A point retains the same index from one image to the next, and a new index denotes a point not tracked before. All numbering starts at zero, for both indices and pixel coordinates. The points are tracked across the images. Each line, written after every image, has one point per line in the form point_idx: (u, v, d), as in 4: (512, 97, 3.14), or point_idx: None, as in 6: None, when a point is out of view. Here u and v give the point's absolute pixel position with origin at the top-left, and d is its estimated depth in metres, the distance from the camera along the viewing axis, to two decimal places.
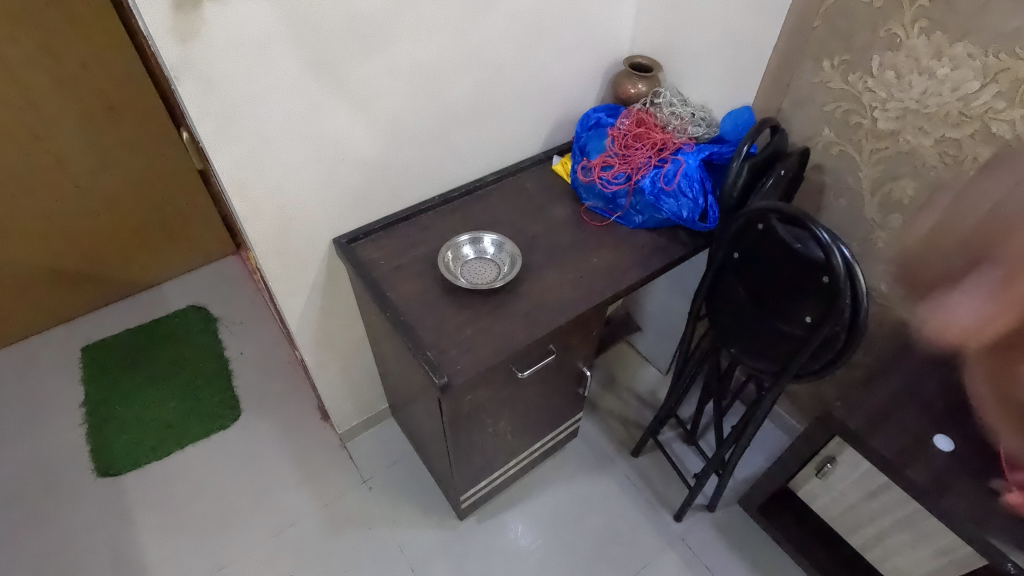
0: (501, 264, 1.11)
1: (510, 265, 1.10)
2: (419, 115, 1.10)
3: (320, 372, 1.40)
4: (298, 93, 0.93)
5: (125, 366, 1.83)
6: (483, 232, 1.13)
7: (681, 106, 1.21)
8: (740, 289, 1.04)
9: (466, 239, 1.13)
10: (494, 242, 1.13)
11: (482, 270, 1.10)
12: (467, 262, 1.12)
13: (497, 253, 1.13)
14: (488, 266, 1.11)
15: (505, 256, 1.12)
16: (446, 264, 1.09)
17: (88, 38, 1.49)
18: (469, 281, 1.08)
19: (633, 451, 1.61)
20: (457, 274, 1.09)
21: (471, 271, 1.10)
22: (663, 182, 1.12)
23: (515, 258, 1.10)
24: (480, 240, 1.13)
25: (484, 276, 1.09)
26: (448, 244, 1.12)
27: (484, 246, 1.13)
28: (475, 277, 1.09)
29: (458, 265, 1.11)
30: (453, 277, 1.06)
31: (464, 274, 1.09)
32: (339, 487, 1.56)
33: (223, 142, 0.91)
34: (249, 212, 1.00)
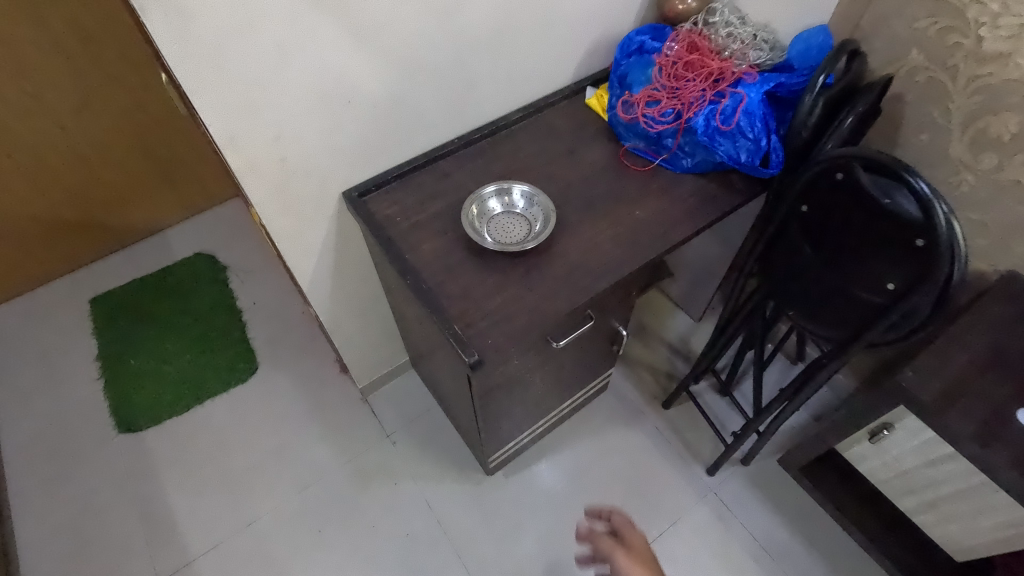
0: (532, 219, 0.98)
1: (543, 221, 0.97)
2: (436, 45, 0.94)
3: (337, 330, 1.32)
4: (294, 23, 0.78)
5: (137, 318, 1.77)
6: (511, 182, 1.00)
7: (739, 26, 1.03)
8: (804, 247, 0.92)
9: (493, 190, 1.00)
10: (524, 194, 1.00)
11: (511, 227, 0.98)
12: (493, 218, 0.99)
13: (527, 207, 0.99)
14: (518, 222, 0.98)
15: (536, 211, 0.99)
16: (470, 221, 0.96)
17: None
18: (497, 240, 0.96)
19: (664, 403, 1.55)
20: (483, 232, 0.96)
21: (498, 229, 0.98)
22: (720, 121, 0.96)
23: (548, 214, 0.97)
24: (508, 191, 1.00)
25: (514, 235, 0.97)
26: (471, 197, 0.99)
27: (513, 199, 1.00)
28: (502, 236, 0.97)
29: (483, 221, 0.98)
30: (479, 237, 0.94)
31: (491, 232, 0.97)
32: (362, 441, 1.53)
33: (208, 86, 0.77)
34: (245, 167, 0.88)
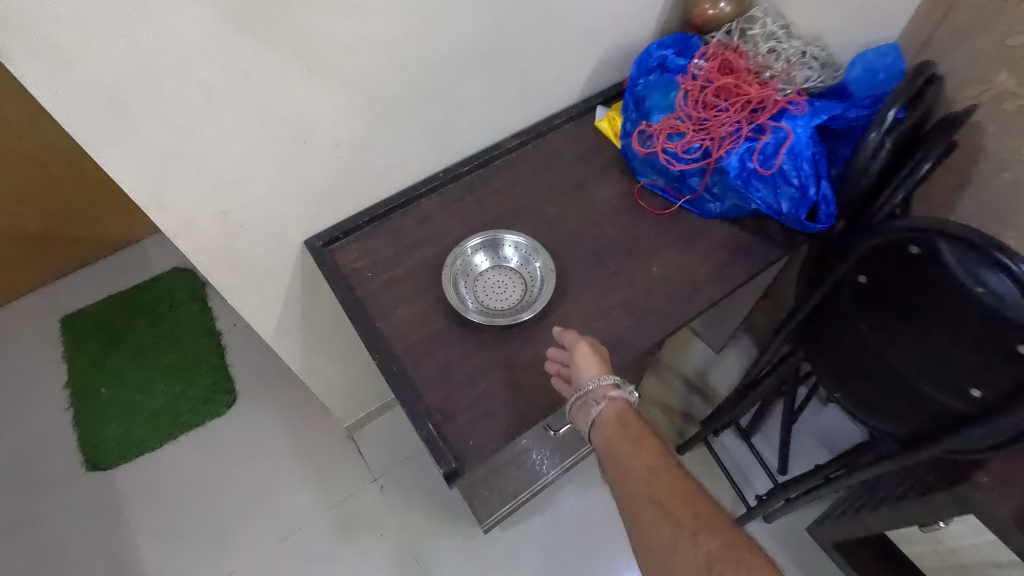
0: (527, 278, 0.82)
1: (539, 282, 0.82)
2: (409, 72, 0.77)
3: (313, 377, 1.17)
4: (219, 58, 0.61)
5: (109, 341, 1.64)
6: (501, 232, 0.83)
7: (784, 40, 0.85)
8: (859, 325, 0.75)
9: (479, 242, 0.83)
10: (517, 248, 0.84)
11: (501, 287, 0.82)
12: (480, 277, 0.83)
13: (521, 264, 0.83)
14: (510, 281, 0.82)
15: (532, 267, 0.83)
16: (451, 283, 0.80)
17: None
18: (484, 308, 0.80)
19: (678, 448, 1.38)
20: (466, 296, 0.80)
21: (485, 291, 0.82)
22: (758, 163, 0.79)
23: (546, 274, 0.81)
24: (498, 242, 0.84)
25: (505, 299, 0.81)
26: (453, 252, 0.82)
27: (503, 252, 0.84)
28: (490, 300, 0.81)
29: (467, 282, 0.82)
30: (462, 307, 0.78)
31: (476, 296, 0.81)
32: (347, 486, 1.40)
33: (114, 140, 0.60)
34: (178, 226, 0.72)
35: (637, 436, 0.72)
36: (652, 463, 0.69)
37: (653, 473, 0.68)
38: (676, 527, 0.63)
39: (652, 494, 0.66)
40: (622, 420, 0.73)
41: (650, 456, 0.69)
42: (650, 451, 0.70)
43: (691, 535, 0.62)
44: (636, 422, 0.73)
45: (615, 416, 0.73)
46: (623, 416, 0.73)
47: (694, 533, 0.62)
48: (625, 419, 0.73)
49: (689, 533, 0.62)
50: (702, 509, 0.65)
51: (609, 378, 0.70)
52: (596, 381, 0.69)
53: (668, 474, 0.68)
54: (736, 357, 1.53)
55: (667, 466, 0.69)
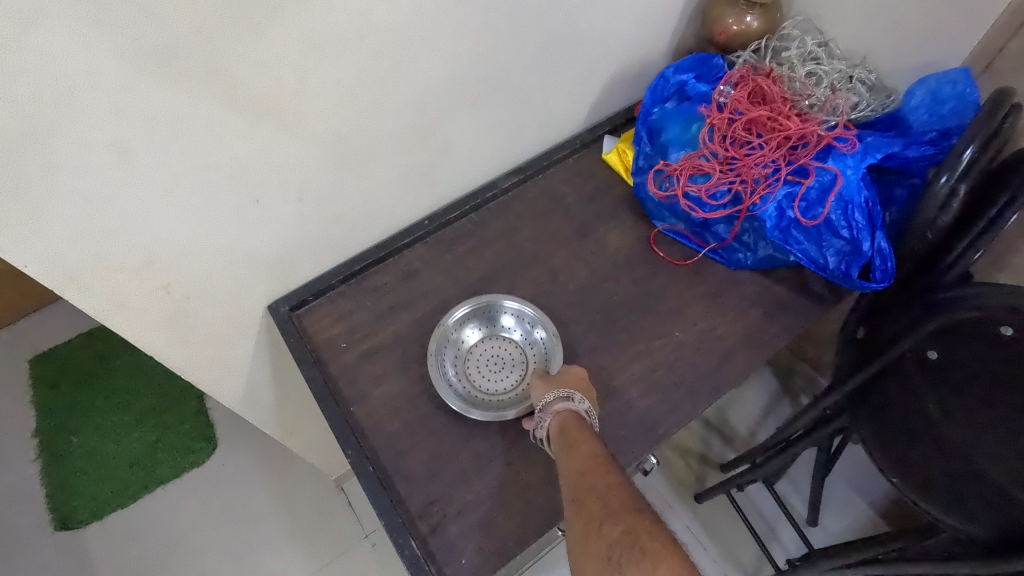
0: (529, 353, 0.71)
1: (544, 358, 0.70)
2: (384, 110, 0.64)
3: (291, 437, 1.06)
4: (136, 110, 0.49)
5: (80, 383, 1.53)
6: (496, 298, 0.71)
7: (827, 60, 0.73)
8: (928, 407, 0.63)
9: (467, 311, 0.71)
10: (515, 317, 0.72)
11: (499, 365, 0.70)
12: (472, 355, 0.71)
13: (521, 335, 0.71)
14: (508, 356, 0.71)
15: (533, 336, 0.71)
16: (438, 369, 0.68)
17: None
18: (480, 396, 0.68)
19: (695, 496, 1.25)
20: (458, 383, 0.69)
21: (479, 373, 0.70)
22: (799, 210, 0.66)
23: (550, 349, 0.69)
24: (491, 309, 0.71)
25: (504, 378, 0.70)
26: (437, 328, 0.70)
27: (499, 321, 0.72)
28: (488, 383, 0.69)
29: (457, 363, 0.70)
30: (455, 403, 0.66)
31: (468, 380, 0.69)
32: (336, 544, 1.29)
33: (7, 220, 0.48)
34: (106, 305, 0.60)
35: (573, 439, 0.56)
36: (579, 459, 0.54)
37: (578, 472, 0.53)
38: (588, 525, 0.49)
39: (573, 493, 0.52)
40: (569, 438, 0.57)
41: (582, 452, 0.54)
42: (584, 449, 0.55)
43: (598, 527, 0.48)
44: (578, 425, 0.57)
45: (558, 426, 0.58)
46: (565, 424, 0.58)
47: (599, 523, 0.49)
48: (570, 437, 0.57)
49: (597, 529, 0.48)
50: (620, 500, 0.50)
51: (553, 394, 0.60)
52: (542, 398, 0.61)
53: (595, 469, 0.52)
54: (757, 392, 1.41)
55: (596, 462, 0.53)
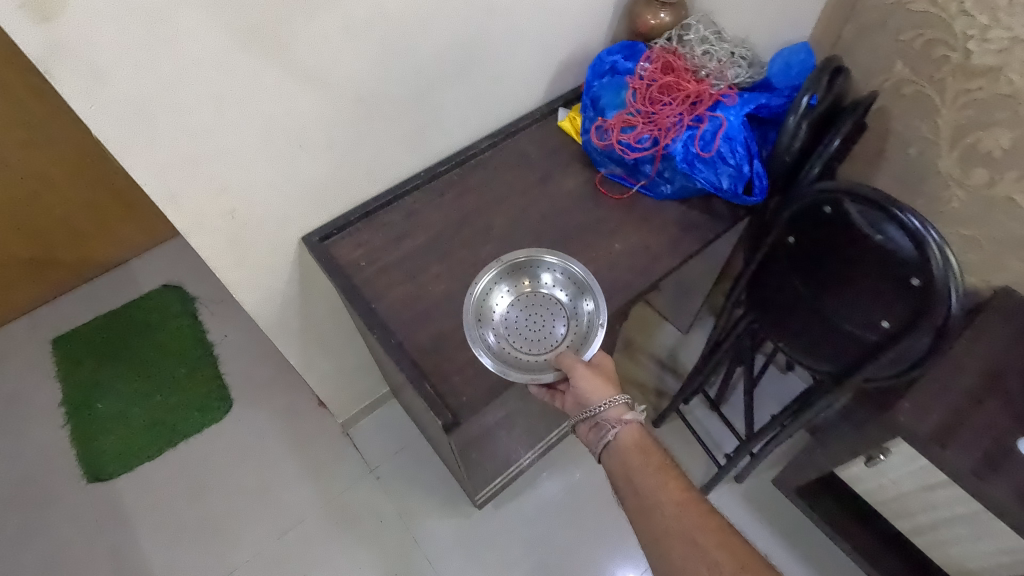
0: (570, 325, 0.85)
1: (581, 332, 0.84)
2: (393, 79, 0.87)
3: (310, 370, 1.26)
4: (229, 72, 0.71)
5: (103, 358, 1.69)
6: (550, 266, 0.86)
7: (716, 42, 0.98)
8: (792, 279, 0.87)
9: (525, 278, 0.87)
10: (565, 291, 0.86)
11: (536, 330, 0.85)
12: (516, 317, 0.85)
13: (566, 307, 0.86)
14: (550, 319, 0.85)
15: (580, 309, 0.85)
16: (479, 313, 0.83)
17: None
18: (510, 345, 0.83)
19: (654, 421, 1.49)
20: (497, 324, 0.84)
21: (519, 322, 0.85)
22: (699, 147, 0.91)
23: (590, 327, 0.83)
24: (543, 279, 0.87)
25: (537, 338, 0.84)
26: (495, 286, 0.85)
27: (550, 290, 0.87)
28: (525, 344, 0.84)
29: (500, 315, 0.85)
30: (477, 345, 0.80)
31: (507, 326, 0.85)
32: (345, 478, 1.47)
33: (139, 149, 0.69)
34: (190, 223, 0.81)
35: (657, 464, 0.80)
36: (677, 494, 0.76)
37: (677, 503, 0.75)
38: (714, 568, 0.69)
39: (680, 527, 0.73)
40: (640, 443, 0.82)
41: (675, 486, 0.77)
42: (675, 484, 0.77)
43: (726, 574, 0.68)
44: (649, 441, 0.83)
45: (629, 436, 0.83)
46: (637, 436, 0.83)
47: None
48: (642, 442, 0.82)
49: None
50: (736, 549, 0.71)
51: (620, 398, 0.82)
52: (607, 400, 0.81)
53: (692, 505, 0.75)
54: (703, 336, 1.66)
55: (691, 498, 0.76)
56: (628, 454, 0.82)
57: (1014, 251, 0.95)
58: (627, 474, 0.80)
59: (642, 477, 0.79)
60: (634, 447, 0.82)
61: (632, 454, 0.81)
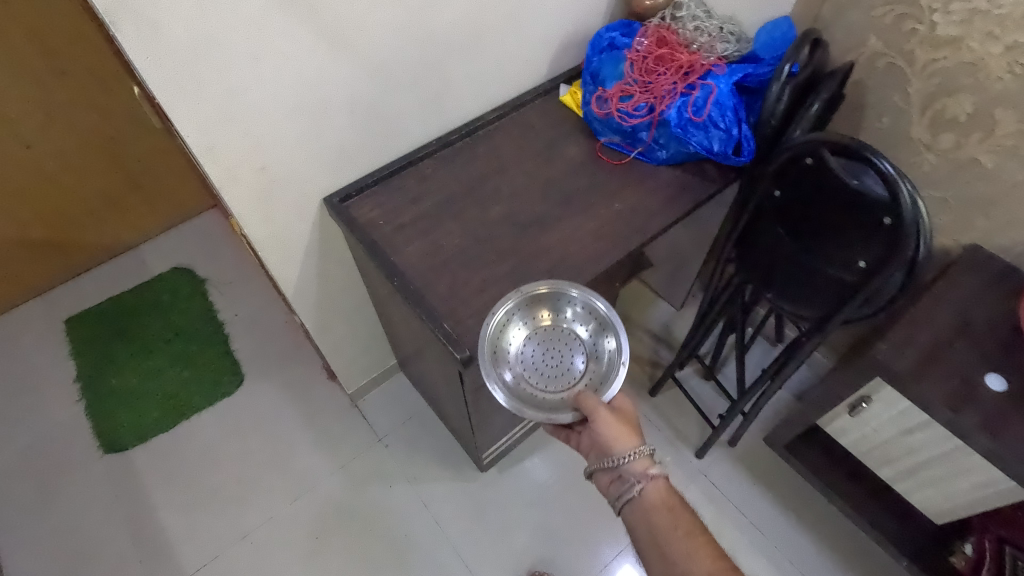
0: (590, 362, 0.84)
1: (602, 371, 0.83)
2: (411, 48, 0.94)
3: (324, 336, 1.32)
4: (268, 33, 0.78)
5: (116, 336, 1.74)
6: (572, 300, 0.85)
7: (706, 19, 1.05)
8: (780, 230, 0.95)
9: (545, 310, 0.87)
10: (587, 326, 0.86)
11: (555, 366, 0.84)
12: (536, 352, 0.85)
13: (587, 343, 0.85)
14: (569, 356, 0.85)
15: (601, 346, 0.84)
16: (497, 347, 0.83)
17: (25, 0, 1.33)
18: (525, 380, 0.83)
19: (651, 390, 1.56)
20: (516, 359, 0.84)
21: (536, 354, 0.85)
22: (691, 112, 0.99)
23: (612, 366, 0.82)
24: (565, 312, 0.86)
25: (556, 376, 0.84)
26: (514, 319, 0.85)
27: (571, 325, 0.86)
28: (543, 381, 0.83)
29: (518, 349, 0.85)
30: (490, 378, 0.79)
31: (524, 359, 0.85)
32: (354, 446, 1.53)
33: (185, 100, 0.77)
34: (225, 176, 0.88)
35: (687, 528, 0.78)
36: (707, 562, 0.75)
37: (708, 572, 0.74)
38: None
39: None
40: (665, 500, 0.81)
41: (704, 551, 0.76)
42: (703, 548, 0.76)
43: None
44: (674, 497, 0.81)
45: (655, 492, 0.81)
46: (663, 492, 0.81)
47: None
48: (668, 501, 0.81)
49: None
50: None
51: (645, 449, 0.81)
52: (632, 450, 0.81)
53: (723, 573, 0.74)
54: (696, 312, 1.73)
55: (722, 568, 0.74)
56: (652, 512, 0.80)
57: (980, 210, 1.04)
58: (652, 533, 0.79)
59: (669, 540, 0.77)
60: (658, 505, 0.80)
61: (656, 513, 0.80)
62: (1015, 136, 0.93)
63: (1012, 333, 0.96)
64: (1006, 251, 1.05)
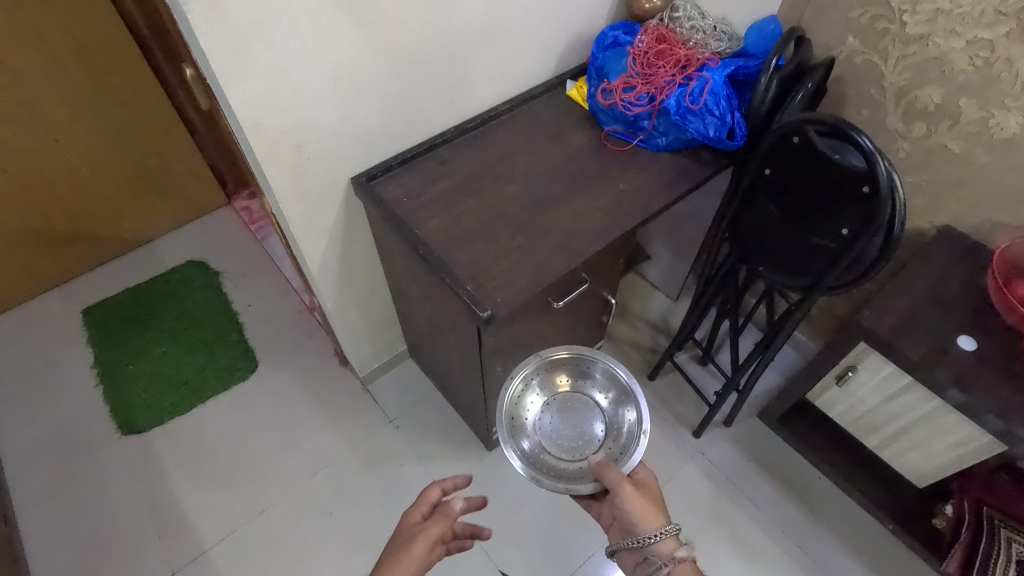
0: (609, 434, 0.98)
1: (620, 442, 0.96)
2: (436, 41, 1.04)
3: (341, 316, 1.39)
4: (312, 20, 0.87)
5: (132, 325, 1.79)
6: (590, 373, 1.02)
7: (700, 19, 1.17)
8: (770, 208, 1.05)
9: (565, 384, 1.03)
10: (605, 402, 1.01)
11: (576, 439, 0.99)
12: (558, 428, 1.00)
13: (607, 419, 1.00)
14: (588, 429, 0.99)
15: (620, 418, 0.98)
16: (522, 419, 0.98)
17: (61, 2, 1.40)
18: (546, 449, 0.97)
19: (650, 374, 1.64)
20: (539, 432, 0.99)
21: (558, 424, 1.00)
22: (689, 101, 1.09)
23: (629, 437, 0.95)
24: (584, 386, 1.03)
25: (576, 449, 0.98)
26: (537, 394, 1.01)
27: (591, 399, 1.02)
28: (564, 453, 0.97)
29: (541, 422, 1.00)
30: (511, 440, 0.94)
31: (547, 430, 1.00)
32: (366, 428, 1.59)
33: (238, 77, 0.85)
34: (265, 151, 0.96)
35: None
36: None
37: None
38: None
39: None
40: None
41: None
42: None
43: None
44: None
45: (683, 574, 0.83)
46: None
47: None
48: None
49: None
50: None
51: (672, 528, 0.85)
52: (659, 529, 0.85)
53: None
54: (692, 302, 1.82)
55: None
56: None
57: (951, 193, 1.14)
58: None
59: None
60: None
61: None
62: (979, 123, 1.04)
63: (980, 300, 1.06)
64: (976, 231, 1.15)
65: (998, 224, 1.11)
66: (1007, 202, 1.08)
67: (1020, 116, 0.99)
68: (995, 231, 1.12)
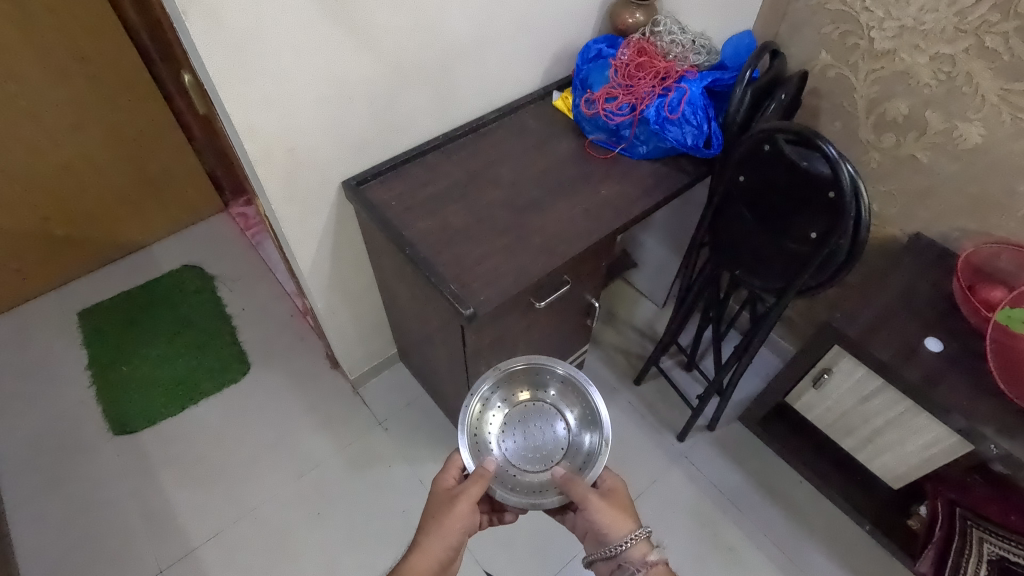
0: (573, 445, 0.99)
1: (584, 454, 0.97)
2: (425, 51, 1.08)
3: (331, 318, 1.42)
4: (307, 29, 0.91)
5: (127, 327, 1.82)
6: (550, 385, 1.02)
7: (680, 33, 1.22)
8: (745, 212, 1.09)
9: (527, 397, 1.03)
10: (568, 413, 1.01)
11: (540, 451, 0.99)
12: (522, 442, 1.00)
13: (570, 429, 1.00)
14: (552, 441, 1.00)
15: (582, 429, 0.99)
16: (486, 435, 0.98)
17: (66, 11, 1.45)
18: (511, 465, 0.97)
19: (636, 379, 1.66)
20: (504, 446, 0.98)
21: (520, 439, 1.00)
22: (668, 111, 1.13)
23: (593, 448, 0.96)
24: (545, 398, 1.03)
25: (542, 462, 0.98)
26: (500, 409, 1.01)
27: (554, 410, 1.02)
28: (530, 467, 0.97)
29: (505, 438, 0.99)
30: (475, 458, 0.93)
31: (511, 445, 0.99)
32: (355, 430, 1.61)
33: (234, 82, 0.89)
34: (260, 153, 1.00)
35: None
36: None
37: None
38: None
39: None
40: None
41: None
42: None
43: None
44: None
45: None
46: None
47: None
48: None
49: None
50: None
51: (642, 532, 0.86)
52: (630, 535, 0.86)
53: None
54: None
55: None
56: None
57: (921, 202, 1.19)
58: None
59: None
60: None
61: None
62: (944, 134, 1.09)
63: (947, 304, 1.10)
64: (945, 238, 1.19)
65: (965, 231, 1.16)
66: (972, 211, 1.13)
67: (981, 127, 1.04)
68: (962, 238, 1.17)
